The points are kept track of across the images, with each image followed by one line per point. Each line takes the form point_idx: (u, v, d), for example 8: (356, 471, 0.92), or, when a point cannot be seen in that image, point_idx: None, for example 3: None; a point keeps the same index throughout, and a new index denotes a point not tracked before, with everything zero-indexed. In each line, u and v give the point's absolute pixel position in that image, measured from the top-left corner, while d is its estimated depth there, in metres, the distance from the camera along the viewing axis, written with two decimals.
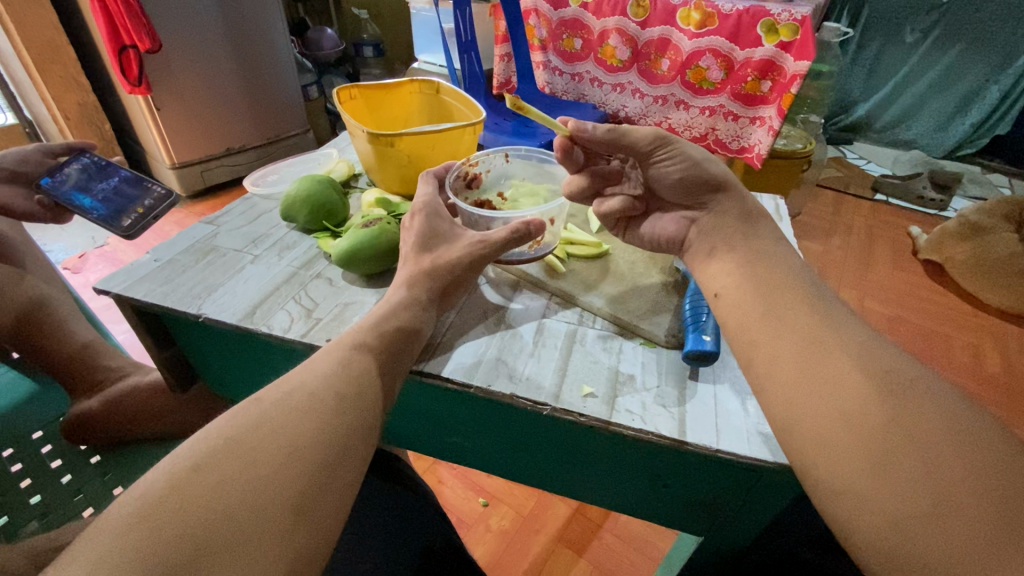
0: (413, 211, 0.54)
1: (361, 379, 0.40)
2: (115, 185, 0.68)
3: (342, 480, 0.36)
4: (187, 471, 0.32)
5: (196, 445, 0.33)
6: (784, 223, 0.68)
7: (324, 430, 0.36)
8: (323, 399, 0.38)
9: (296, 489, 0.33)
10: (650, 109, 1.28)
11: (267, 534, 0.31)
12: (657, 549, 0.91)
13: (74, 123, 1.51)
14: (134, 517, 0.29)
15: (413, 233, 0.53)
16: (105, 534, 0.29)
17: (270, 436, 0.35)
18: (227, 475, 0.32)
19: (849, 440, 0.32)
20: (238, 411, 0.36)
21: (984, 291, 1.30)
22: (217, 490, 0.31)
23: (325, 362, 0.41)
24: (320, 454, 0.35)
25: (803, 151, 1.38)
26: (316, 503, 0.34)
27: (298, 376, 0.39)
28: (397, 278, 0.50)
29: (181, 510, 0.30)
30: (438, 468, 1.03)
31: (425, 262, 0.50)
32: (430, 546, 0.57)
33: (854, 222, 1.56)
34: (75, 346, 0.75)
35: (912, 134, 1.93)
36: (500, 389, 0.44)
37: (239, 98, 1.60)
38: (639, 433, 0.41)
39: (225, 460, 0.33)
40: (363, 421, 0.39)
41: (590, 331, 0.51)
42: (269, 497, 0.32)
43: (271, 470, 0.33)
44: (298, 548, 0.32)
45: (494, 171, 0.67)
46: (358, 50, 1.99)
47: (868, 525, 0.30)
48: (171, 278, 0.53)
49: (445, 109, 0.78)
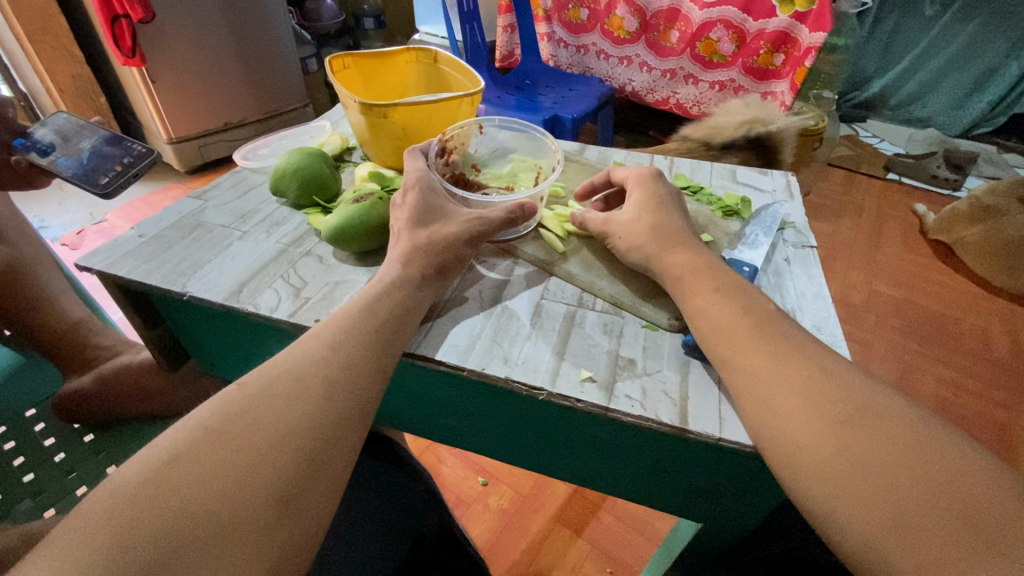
0: (404, 186, 0.52)
1: (351, 364, 0.38)
2: (91, 144, 0.65)
3: (331, 470, 0.34)
4: (164, 463, 0.30)
5: (175, 435, 0.32)
6: (796, 202, 0.65)
7: (312, 416, 0.35)
8: (310, 385, 0.36)
9: (282, 479, 0.32)
10: (657, 83, 1.26)
11: (249, 528, 0.30)
12: (655, 529, 0.91)
13: (68, 96, 1.48)
14: (107, 512, 0.28)
15: (405, 210, 0.50)
16: (78, 528, 0.27)
17: (251, 426, 0.33)
18: (207, 468, 0.31)
19: (819, 422, 0.35)
20: (220, 398, 0.35)
21: (994, 274, 1.36)
22: (195, 485, 0.30)
23: (315, 344, 0.39)
24: (306, 442, 0.34)
25: (816, 127, 1.44)
26: (301, 495, 0.32)
27: (286, 359, 0.38)
28: (390, 256, 0.48)
29: (157, 506, 0.29)
30: (436, 447, 1.02)
31: (420, 237, 0.48)
32: (419, 536, 0.55)
33: (864, 202, 1.62)
34: (67, 322, 0.74)
35: (926, 112, 1.91)
36: (495, 372, 0.42)
37: (236, 73, 1.56)
38: (639, 420, 0.40)
39: (202, 451, 0.31)
40: (355, 408, 0.37)
41: (590, 313, 0.49)
42: (256, 487, 0.31)
43: (252, 462, 0.32)
44: (282, 542, 0.31)
45: (471, 144, 0.64)
46: (358, 22, 1.93)
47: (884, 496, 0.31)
48: (156, 255, 0.51)
49: (444, 79, 0.75)
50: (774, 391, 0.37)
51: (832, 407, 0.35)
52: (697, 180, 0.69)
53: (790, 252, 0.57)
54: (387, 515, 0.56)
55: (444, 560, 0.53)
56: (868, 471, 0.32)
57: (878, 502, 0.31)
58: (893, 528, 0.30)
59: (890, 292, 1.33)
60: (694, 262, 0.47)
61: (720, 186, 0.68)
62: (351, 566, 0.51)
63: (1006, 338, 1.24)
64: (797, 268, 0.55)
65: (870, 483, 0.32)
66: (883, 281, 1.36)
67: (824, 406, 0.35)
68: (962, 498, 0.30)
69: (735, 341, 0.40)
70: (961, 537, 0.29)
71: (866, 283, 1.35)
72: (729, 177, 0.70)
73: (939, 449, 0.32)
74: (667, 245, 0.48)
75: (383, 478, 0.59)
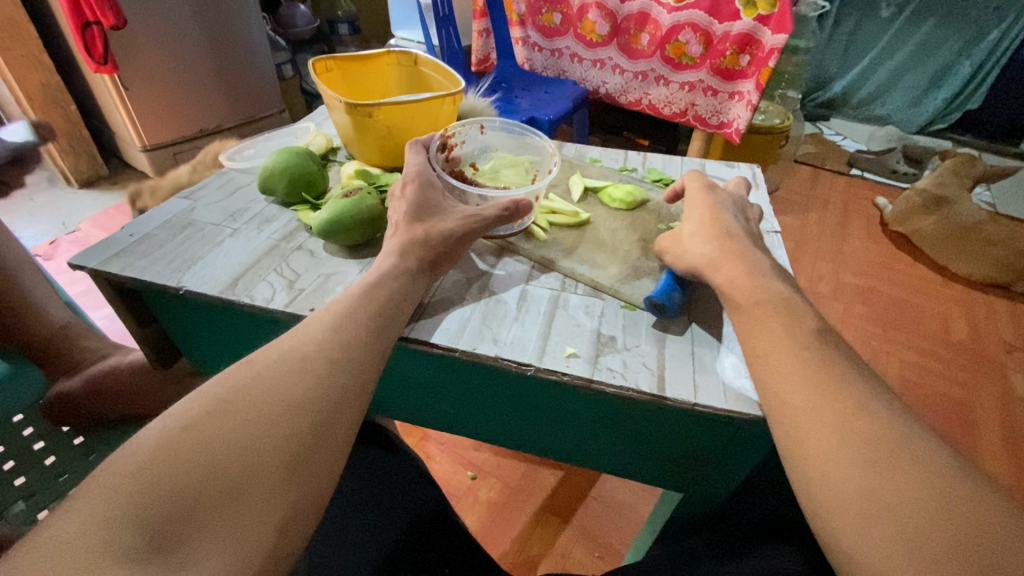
0: (404, 181, 0.55)
1: (352, 343, 0.40)
2: None
3: (336, 440, 0.36)
4: (181, 428, 0.32)
5: (189, 405, 0.34)
6: (761, 191, 0.70)
7: (317, 388, 0.37)
8: (314, 361, 0.38)
9: (290, 446, 0.34)
10: (630, 85, 1.30)
11: (258, 489, 0.32)
12: (639, 512, 0.94)
13: (37, 104, 1.43)
14: (125, 473, 0.30)
15: (404, 204, 0.53)
16: (101, 486, 0.29)
17: (260, 397, 0.35)
18: (218, 435, 0.32)
19: (791, 388, 0.36)
20: (228, 373, 0.37)
21: (953, 262, 1.43)
22: (208, 448, 0.32)
23: (317, 326, 0.41)
24: (313, 414, 0.36)
25: (781, 125, 1.50)
26: (309, 461, 0.34)
27: (287, 341, 0.40)
28: (388, 248, 0.50)
29: (169, 468, 0.30)
30: (425, 443, 1.04)
31: (417, 231, 0.50)
32: (416, 516, 0.57)
33: (830, 197, 1.70)
34: (52, 327, 0.74)
35: (885, 110, 2.00)
36: (486, 352, 0.45)
37: (211, 80, 1.56)
38: (620, 389, 0.43)
39: (215, 419, 0.33)
40: (357, 383, 0.39)
41: (572, 296, 0.52)
42: (266, 451, 0.33)
43: (261, 430, 0.34)
44: (291, 503, 0.32)
45: (470, 142, 0.68)
46: (333, 27, 1.94)
47: (836, 474, 0.32)
48: (149, 252, 0.52)
49: (424, 80, 0.78)
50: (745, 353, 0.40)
51: (803, 376, 0.36)
52: (669, 173, 0.73)
53: None
54: (381, 501, 0.57)
55: (443, 542, 0.55)
56: (823, 419, 0.34)
57: (832, 447, 0.33)
58: (844, 492, 0.31)
59: (856, 282, 1.39)
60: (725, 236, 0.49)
61: None
62: (350, 550, 0.53)
63: (964, 321, 1.31)
64: None
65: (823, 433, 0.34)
66: (850, 272, 1.43)
67: (787, 376, 0.37)
68: (916, 480, 0.30)
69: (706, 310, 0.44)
70: (909, 503, 0.30)
71: (833, 273, 1.41)
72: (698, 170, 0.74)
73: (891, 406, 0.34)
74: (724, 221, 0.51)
75: (380, 463, 0.61)
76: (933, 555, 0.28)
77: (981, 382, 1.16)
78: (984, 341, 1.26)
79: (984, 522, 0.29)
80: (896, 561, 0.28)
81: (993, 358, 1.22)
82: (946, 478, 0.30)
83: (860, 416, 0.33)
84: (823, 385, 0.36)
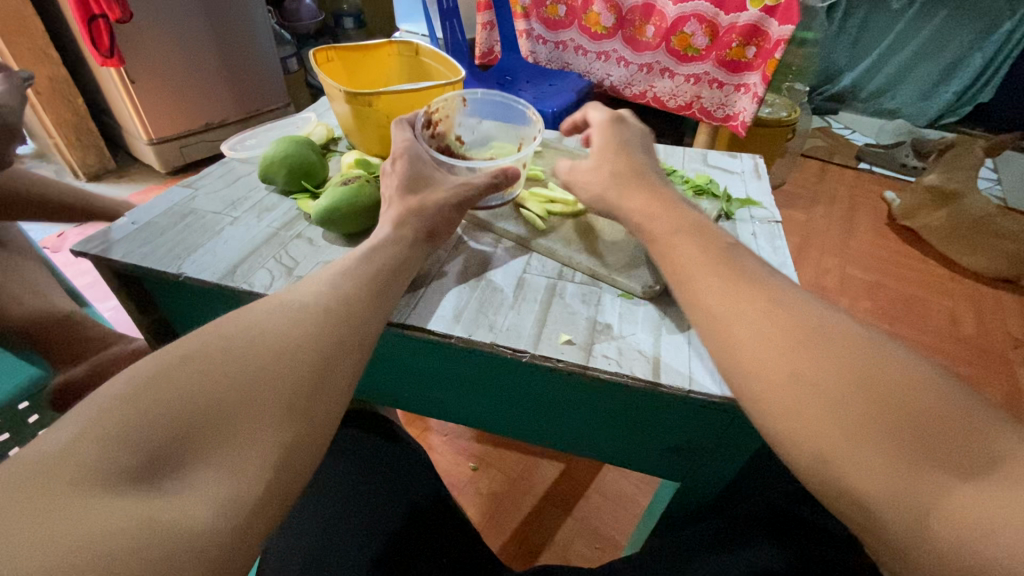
0: (393, 157, 0.55)
1: (354, 304, 0.40)
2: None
3: (335, 386, 0.36)
4: (180, 360, 0.32)
5: (189, 342, 0.34)
6: (763, 182, 0.69)
7: (318, 333, 0.37)
8: (314, 312, 0.38)
9: (291, 384, 0.33)
10: (635, 77, 1.29)
11: (257, 422, 0.31)
12: (640, 505, 0.94)
13: (46, 98, 1.44)
14: (121, 397, 0.29)
15: (396, 178, 0.53)
16: (93, 407, 0.28)
17: (260, 338, 0.35)
18: (216, 369, 0.32)
19: (768, 327, 0.35)
20: (230, 317, 0.36)
21: (961, 255, 1.42)
22: (211, 376, 0.32)
23: (317, 284, 0.41)
24: (313, 357, 0.35)
25: (788, 118, 1.49)
26: (309, 401, 0.34)
27: (287, 295, 0.39)
28: (384, 220, 0.50)
29: (166, 394, 0.30)
30: (427, 434, 1.04)
31: (411, 202, 0.51)
32: (415, 504, 0.57)
33: (837, 190, 1.68)
34: (56, 316, 0.75)
35: (894, 104, 1.98)
36: (481, 338, 0.45)
37: (216, 73, 1.56)
38: (615, 376, 0.43)
39: (217, 356, 0.33)
40: (355, 334, 0.39)
41: (569, 285, 0.52)
42: (268, 385, 0.33)
43: (262, 365, 0.33)
44: (294, 437, 0.32)
45: (454, 115, 0.66)
46: (338, 21, 1.94)
47: (824, 417, 0.30)
48: (150, 240, 0.53)
49: (425, 71, 0.77)
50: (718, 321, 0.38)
51: (791, 320, 0.35)
52: (671, 164, 0.72)
53: (757, 227, 0.61)
54: (378, 488, 0.58)
55: (442, 529, 0.55)
56: (805, 368, 0.32)
57: (818, 399, 0.31)
58: (835, 433, 0.30)
59: (861, 276, 1.38)
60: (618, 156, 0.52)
61: (692, 168, 0.71)
62: (350, 534, 0.53)
63: (972, 317, 1.30)
64: (763, 240, 0.59)
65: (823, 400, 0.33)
66: (856, 266, 1.42)
67: (768, 317, 0.35)
68: (900, 401, 0.29)
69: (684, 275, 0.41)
70: (899, 435, 0.29)
71: (838, 267, 1.40)
72: (700, 160, 0.73)
73: (878, 345, 0.33)
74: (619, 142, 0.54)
75: (380, 450, 0.62)
76: (932, 487, 0.27)
77: (988, 377, 1.15)
78: (992, 335, 1.25)
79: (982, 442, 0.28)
80: (896, 492, 0.28)
81: (1001, 353, 1.21)
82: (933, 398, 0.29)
83: (837, 354, 0.32)
84: (798, 327, 0.34)
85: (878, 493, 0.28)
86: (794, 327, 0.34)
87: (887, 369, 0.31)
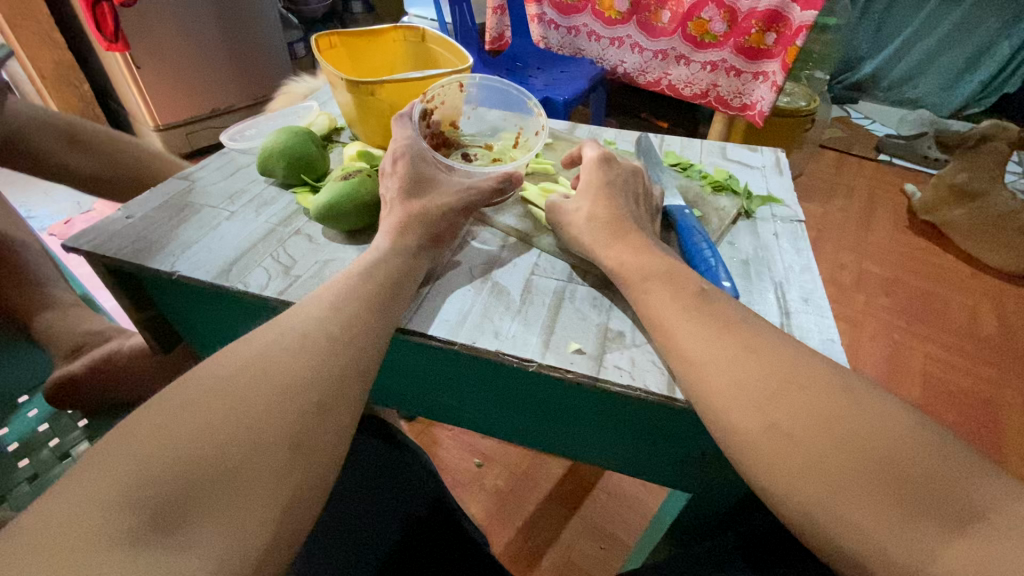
0: (394, 155, 0.53)
1: (355, 326, 0.39)
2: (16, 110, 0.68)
3: (337, 422, 0.35)
4: (182, 407, 0.31)
5: (187, 383, 0.33)
6: (786, 178, 0.66)
7: (321, 366, 0.36)
8: (316, 340, 0.37)
9: (293, 424, 0.32)
10: (649, 64, 1.24)
11: (261, 467, 0.30)
12: (648, 505, 0.92)
13: (51, 83, 1.43)
14: (119, 455, 0.28)
15: (398, 179, 0.52)
16: (97, 463, 0.28)
17: (262, 375, 0.34)
18: (213, 416, 0.31)
19: (766, 375, 0.35)
20: (228, 352, 0.35)
21: (983, 252, 1.37)
22: (209, 421, 0.31)
23: (318, 306, 0.40)
24: (315, 394, 0.34)
25: (807, 108, 1.44)
26: (311, 440, 0.33)
27: (286, 321, 0.38)
28: (386, 224, 0.49)
29: (164, 447, 0.29)
30: (431, 429, 1.02)
31: (415, 206, 0.50)
32: (413, 515, 0.56)
33: (856, 183, 1.63)
34: (56, 310, 0.74)
35: (917, 93, 1.91)
36: (485, 346, 0.43)
37: (222, 58, 1.54)
38: (627, 389, 0.40)
39: (217, 397, 0.32)
40: (360, 364, 0.38)
41: (580, 288, 0.49)
42: (270, 426, 0.32)
43: (264, 405, 0.32)
44: (297, 482, 0.31)
45: (450, 103, 0.63)
46: (346, 5, 1.90)
47: (831, 477, 0.31)
48: (143, 235, 0.51)
49: (432, 58, 0.74)
50: (708, 374, 0.37)
51: (795, 375, 0.35)
52: (687, 157, 0.68)
53: (778, 227, 0.58)
54: (377, 498, 0.56)
55: (443, 541, 0.54)
56: (808, 423, 0.33)
57: (820, 457, 0.31)
58: (835, 491, 0.31)
59: (880, 272, 1.34)
60: (602, 183, 0.52)
61: (710, 162, 0.68)
62: (346, 544, 0.53)
63: (993, 315, 1.25)
64: (786, 242, 0.55)
65: (839, 464, 0.31)
66: (874, 261, 1.37)
67: (767, 371, 0.36)
68: (901, 462, 0.30)
69: (673, 321, 0.40)
70: (901, 499, 0.29)
71: (857, 263, 1.36)
72: (719, 154, 0.70)
73: (879, 399, 0.33)
74: (603, 163, 0.54)
75: (379, 454, 0.60)
76: (927, 545, 0.28)
77: (1010, 378, 1.11)
78: (1015, 335, 1.21)
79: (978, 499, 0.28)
80: (897, 550, 0.28)
81: None
82: (933, 454, 0.30)
83: (838, 413, 0.33)
84: (804, 377, 0.35)
85: (883, 551, 0.29)
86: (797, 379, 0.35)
87: (890, 430, 0.31)
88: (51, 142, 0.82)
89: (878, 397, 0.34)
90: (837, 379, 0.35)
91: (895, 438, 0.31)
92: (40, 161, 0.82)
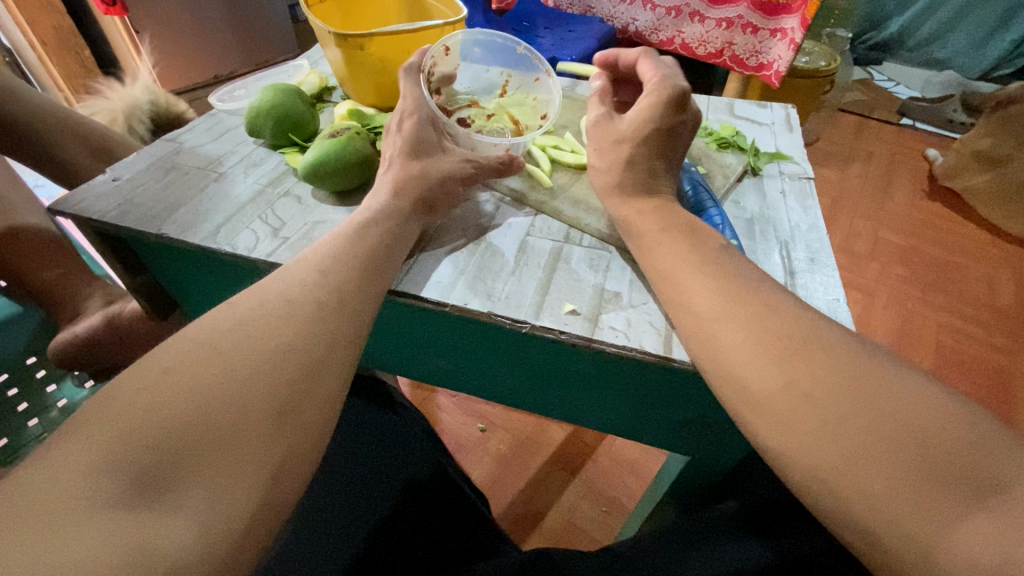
0: (401, 113, 0.52)
1: (343, 290, 0.38)
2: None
3: (326, 388, 0.34)
4: (162, 372, 0.30)
5: (171, 348, 0.32)
6: (796, 135, 0.62)
7: (307, 333, 0.35)
8: (301, 306, 0.36)
9: (279, 390, 0.32)
10: (661, 22, 1.18)
11: (245, 435, 0.30)
12: (650, 470, 0.93)
13: (52, 48, 1.36)
14: (99, 419, 0.28)
15: (401, 137, 0.50)
16: (76, 431, 0.27)
17: (246, 341, 0.33)
18: (197, 380, 0.30)
19: (769, 345, 0.34)
20: (213, 316, 0.34)
21: (1004, 219, 1.32)
22: (192, 386, 0.30)
23: (304, 268, 0.39)
24: (302, 359, 0.34)
25: (828, 69, 1.37)
26: (297, 407, 0.32)
27: (273, 284, 0.37)
28: (382, 182, 0.48)
29: (148, 410, 0.28)
30: (436, 395, 1.02)
31: (414, 167, 0.48)
32: (413, 478, 0.56)
33: (875, 147, 1.57)
34: (54, 272, 0.74)
35: (944, 53, 1.82)
36: (477, 308, 0.42)
37: (222, 20, 1.50)
38: (622, 350, 0.39)
39: (201, 362, 0.31)
40: (347, 329, 0.37)
41: (577, 249, 0.48)
42: (255, 394, 0.31)
43: (248, 371, 0.31)
44: (284, 447, 0.31)
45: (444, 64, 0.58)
46: None
47: (835, 447, 0.30)
48: (131, 198, 0.50)
49: (425, 9, 0.71)
50: (710, 341, 0.35)
51: (802, 342, 0.33)
52: None
53: (785, 185, 0.55)
54: (378, 461, 0.57)
55: (443, 503, 0.54)
56: (815, 392, 0.31)
57: (822, 426, 0.30)
58: (838, 460, 0.29)
59: (896, 241, 1.30)
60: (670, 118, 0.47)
61: (716, 119, 0.65)
62: (346, 509, 0.53)
63: (1012, 285, 1.21)
64: (793, 200, 0.53)
65: (842, 432, 0.30)
66: (891, 229, 1.33)
67: (773, 338, 0.34)
68: (909, 429, 0.29)
69: (674, 288, 0.39)
70: (907, 470, 0.28)
71: (872, 231, 1.32)
72: (726, 110, 0.66)
73: (890, 371, 0.32)
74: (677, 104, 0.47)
75: (378, 420, 0.61)
76: (934, 518, 0.27)
77: None
78: None
79: (988, 472, 0.27)
80: (898, 520, 0.27)
81: None
82: (942, 421, 0.29)
83: (844, 379, 0.31)
84: (809, 343, 0.33)
85: (888, 524, 0.28)
86: (807, 349, 0.33)
87: (900, 403, 0.30)
88: (75, 151, 0.75)
89: (888, 366, 0.32)
90: (844, 346, 0.33)
91: (904, 409, 0.29)
92: (54, 163, 0.74)
